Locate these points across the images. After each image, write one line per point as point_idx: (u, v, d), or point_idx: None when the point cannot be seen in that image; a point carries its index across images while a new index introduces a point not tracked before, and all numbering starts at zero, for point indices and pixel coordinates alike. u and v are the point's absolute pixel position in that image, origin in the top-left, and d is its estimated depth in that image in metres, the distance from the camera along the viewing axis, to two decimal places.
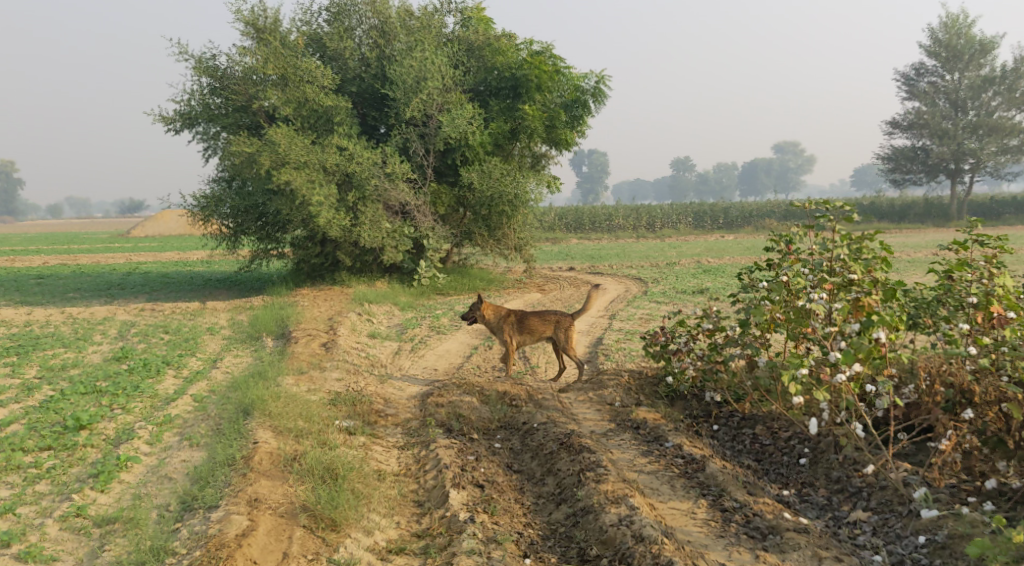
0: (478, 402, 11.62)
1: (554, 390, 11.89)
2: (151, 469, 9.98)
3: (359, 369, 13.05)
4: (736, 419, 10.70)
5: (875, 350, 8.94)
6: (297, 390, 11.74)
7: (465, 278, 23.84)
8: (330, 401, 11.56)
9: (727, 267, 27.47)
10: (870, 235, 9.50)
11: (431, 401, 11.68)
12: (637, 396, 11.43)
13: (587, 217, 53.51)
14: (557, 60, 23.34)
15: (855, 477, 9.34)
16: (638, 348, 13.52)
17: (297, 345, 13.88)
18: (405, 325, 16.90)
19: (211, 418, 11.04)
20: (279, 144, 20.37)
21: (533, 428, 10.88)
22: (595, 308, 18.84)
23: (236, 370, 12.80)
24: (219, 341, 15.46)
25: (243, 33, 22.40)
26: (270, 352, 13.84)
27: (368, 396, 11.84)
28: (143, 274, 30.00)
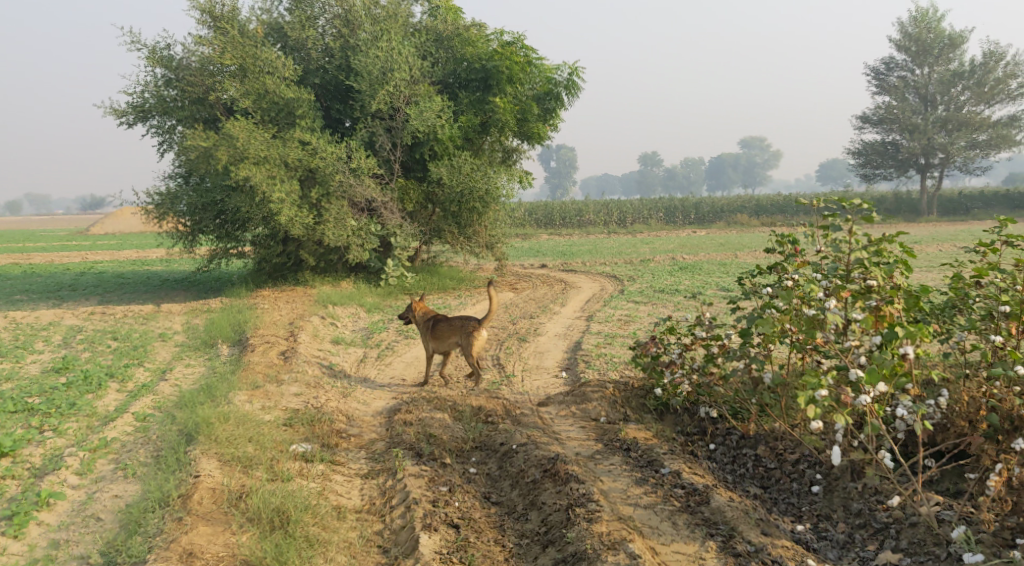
0: (451, 419, 10.81)
1: (533, 404, 11.18)
2: (76, 508, 9.14)
3: (321, 381, 12.15)
4: (734, 438, 9.90)
5: (900, 366, 8.31)
6: (250, 409, 10.81)
7: (434, 277, 22.90)
8: (286, 421, 10.66)
9: (703, 264, 26.78)
10: (890, 238, 8.90)
11: (398, 418, 10.86)
12: (623, 410, 10.67)
13: (558, 212, 52.71)
14: (529, 51, 22.45)
15: (879, 511, 8.65)
16: (620, 355, 12.73)
17: (253, 353, 12.96)
18: (371, 329, 15.98)
19: (151, 442, 10.16)
20: (236, 138, 19.30)
21: (511, 450, 10.01)
22: (572, 309, 18.02)
23: (186, 384, 11.85)
24: (170, 348, 14.48)
25: (199, 21, 21.30)
26: (223, 361, 12.91)
27: (329, 414, 10.94)
28: (97, 274, 28.75)
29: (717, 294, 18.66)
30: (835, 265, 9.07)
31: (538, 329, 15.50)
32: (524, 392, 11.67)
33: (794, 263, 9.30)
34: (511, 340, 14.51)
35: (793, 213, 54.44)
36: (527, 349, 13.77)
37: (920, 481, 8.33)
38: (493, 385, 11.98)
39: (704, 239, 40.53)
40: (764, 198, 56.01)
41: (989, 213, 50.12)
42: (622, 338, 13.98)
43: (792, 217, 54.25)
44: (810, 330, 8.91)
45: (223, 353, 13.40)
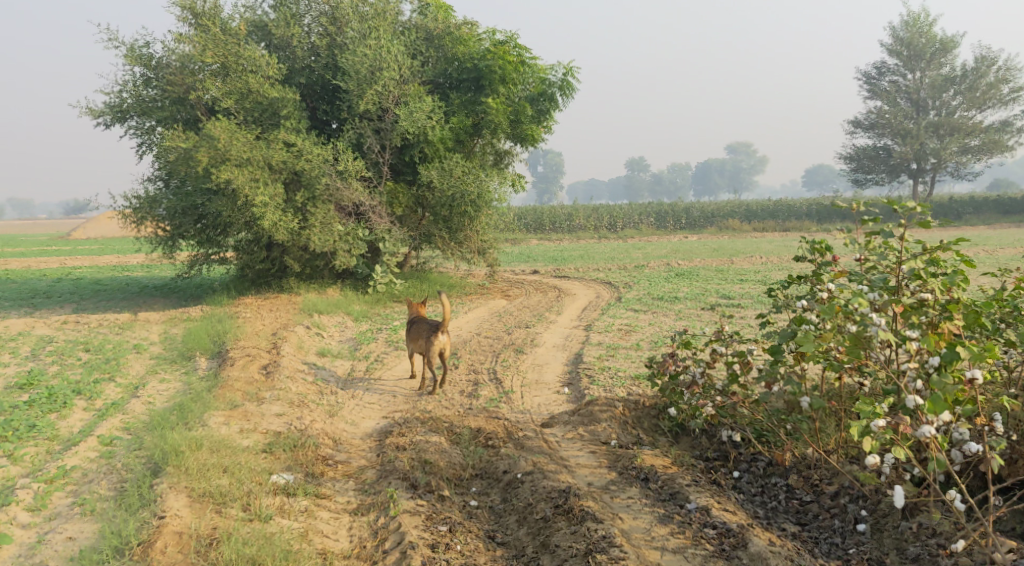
0: (448, 442, 10.08)
1: (535, 426, 10.46)
2: (26, 551, 8.39)
3: (305, 399, 11.35)
4: (762, 466, 9.26)
5: (965, 393, 7.74)
6: (226, 434, 10.03)
7: (424, 284, 22.08)
8: (265, 448, 9.88)
9: (700, 271, 26.04)
10: (946, 246, 8.36)
11: (390, 443, 10.14)
12: (636, 433, 10.02)
13: (548, 217, 51.97)
14: (522, 50, 21.69)
15: (942, 558, 7.91)
16: (626, 368, 11.96)
17: (233, 367, 12.16)
18: (358, 340, 15.16)
19: (115, 471, 9.40)
20: (217, 139, 18.47)
21: (516, 480, 9.32)
22: (570, 318, 17.26)
23: (159, 402, 11.08)
24: (145, 360, 13.66)
25: (180, 18, 20.47)
26: (201, 376, 12.12)
27: (314, 439, 10.17)
28: (74, 280, 27.82)
29: (720, 304, 17.94)
30: (882, 277, 8.44)
31: (536, 339, 14.72)
32: (527, 411, 10.92)
33: (833, 274, 8.69)
34: (508, 352, 13.72)
35: (785, 217, 53.93)
36: (525, 361, 12.98)
37: (990, 522, 7.71)
38: (491, 403, 11.18)
39: (696, 244, 39.97)
40: (755, 203, 55.49)
41: (981, 219, 49.78)
42: (626, 350, 13.21)
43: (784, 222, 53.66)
44: (856, 348, 8.23)
45: (201, 367, 12.61)
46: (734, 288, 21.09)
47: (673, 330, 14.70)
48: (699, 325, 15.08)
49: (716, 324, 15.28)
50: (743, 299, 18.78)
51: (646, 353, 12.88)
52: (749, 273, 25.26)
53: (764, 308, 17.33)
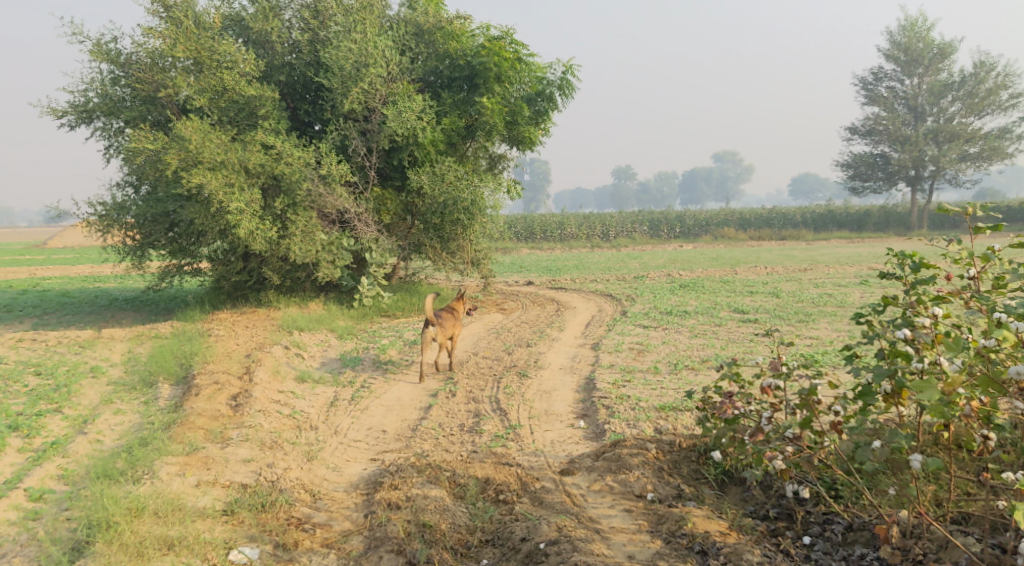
0: (450, 496, 9.10)
1: (555, 473, 9.42)
2: None
3: (279, 439, 10.30)
4: (839, 531, 8.32)
5: None
6: (180, 490, 9.14)
7: (414, 297, 20.60)
8: (225, 508, 8.98)
9: (704, 282, 24.62)
10: None
11: (380, 496, 9.12)
12: (675, 484, 9.03)
13: (539, 225, 50.61)
14: (518, 46, 20.25)
15: None
16: (647, 397, 10.70)
17: (197, 401, 10.92)
18: (341, 361, 13.70)
19: (36, 543, 8.59)
20: (188, 139, 17.01)
21: (538, 552, 8.24)
22: (573, 335, 15.85)
23: (104, 442, 10.17)
24: (102, 385, 12.17)
25: (150, 11, 19.02)
26: (163, 409, 10.89)
27: (285, 493, 9.24)
28: (41, 291, 26.15)
29: (736, 322, 16.56)
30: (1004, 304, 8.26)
31: (539, 360, 13.29)
32: (547, 452, 9.80)
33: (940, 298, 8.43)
34: (511, 376, 12.24)
35: (780, 226, 52.84)
36: (532, 387, 11.59)
37: None
38: (495, 442, 10.03)
39: (693, 254, 38.60)
40: (749, 211, 54.35)
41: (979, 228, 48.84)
42: (642, 373, 11.80)
43: (781, 230, 52.38)
44: (989, 390, 7.93)
45: (164, 397, 11.31)
46: (746, 302, 19.72)
47: (691, 350, 13.33)
48: (717, 345, 13.73)
49: (736, 344, 13.90)
50: (758, 315, 17.40)
51: (665, 377, 11.51)
52: (757, 285, 23.85)
53: (784, 324, 15.96)
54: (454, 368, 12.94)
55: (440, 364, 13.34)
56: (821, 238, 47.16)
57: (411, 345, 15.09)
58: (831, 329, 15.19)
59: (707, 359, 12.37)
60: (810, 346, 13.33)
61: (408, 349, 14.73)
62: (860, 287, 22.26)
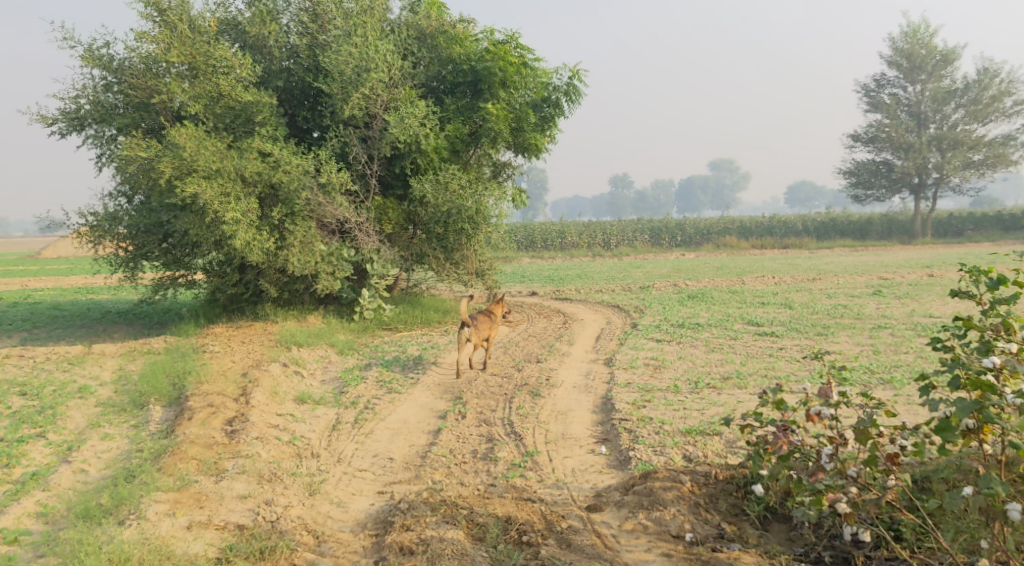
0: (468, 538, 8.61)
1: (583, 511, 9.01)
2: None
3: (278, 470, 9.89)
4: None
5: None
6: (169, 537, 8.71)
7: (416, 309, 19.91)
8: (219, 555, 8.53)
9: (714, 292, 23.95)
10: None
11: (394, 537, 8.62)
12: (718, 523, 8.69)
13: (538, 234, 49.94)
14: (524, 51, 19.67)
15: None
16: (671, 420, 10.32)
17: (191, 431, 10.43)
18: (342, 379, 13.06)
19: None
20: (182, 147, 16.44)
21: None
22: (583, 350, 15.23)
23: (85, 479, 9.72)
24: (90, 406, 11.55)
25: (144, 15, 18.44)
26: (155, 438, 10.36)
27: (287, 537, 8.76)
28: (31, 304, 25.43)
29: (752, 335, 15.94)
30: None
31: (551, 377, 12.67)
32: (567, 483, 9.48)
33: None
34: (522, 395, 11.64)
35: (782, 234, 52.23)
36: (545, 408, 11.03)
37: None
38: (511, 473, 9.66)
39: (697, 262, 37.91)
40: (750, 219, 53.75)
41: (984, 236, 48.30)
42: (661, 393, 11.19)
43: (783, 237, 51.80)
44: None
45: (155, 422, 10.86)
46: (759, 313, 19.09)
47: (709, 367, 12.72)
48: (737, 361, 13.13)
49: (756, 359, 13.30)
50: (774, 327, 16.77)
51: (686, 398, 10.94)
52: (767, 294, 23.23)
53: (802, 337, 15.35)
54: (464, 387, 12.27)
55: (448, 383, 12.72)
56: (824, 246, 46.60)
57: (415, 361, 14.45)
58: (854, 342, 14.59)
59: (728, 377, 11.78)
60: (834, 362, 12.73)
61: (412, 365, 14.10)
62: (875, 297, 21.63)
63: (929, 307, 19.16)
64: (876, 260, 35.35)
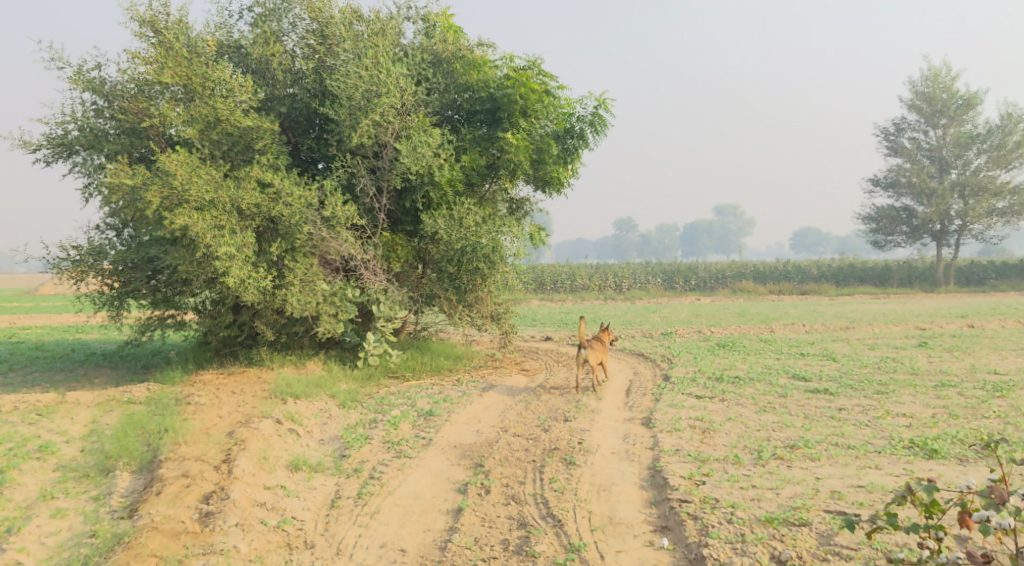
0: None
1: None
2: None
3: None
4: None
5: None
6: None
7: (425, 355, 18.24)
8: None
9: (744, 342, 22.22)
10: None
11: None
12: None
13: (548, 276, 48.32)
14: (547, 77, 18.14)
15: None
16: (744, 504, 8.90)
17: (156, 516, 9.32)
18: (345, 439, 11.51)
19: None
20: (174, 176, 14.98)
21: None
22: (614, 407, 13.53)
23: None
24: (51, 474, 10.17)
25: (138, 35, 17.08)
26: (117, 529, 9.20)
27: None
28: (13, 344, 23.74)
29: (802, 392, 14.22)
30: None
31: (585, 440, 11.03)
32: None
33: None
34: (556, 465, 10.10)
35: (800, 280, 50.64)
36: (584, 483, 9.65)
37: None
38: None
39: (715, 308, 36.13)
40: (763, 263, 52.16)
41: (1010, 284, 46.54)
42: (720, 466, 9.72)
43: (802, 282, 50.15)
44: None
45: (118, 495, 9.81)
46: (801, 366, 17.36)
47: (767, 431, 11.06)
48: (796, 424, 11.47)
49: (818, 422, 11.61)
50: (825, 383, 15.03)
51: (749, 474, 9.46)
52: (802, 344, 21.45)
53: (862, 396, 13.62)
54: (487, 450, 10.75)
55: (466, 443, 11.15)
56: (844, 293, 44.95)
57: (426, 416, 12.81)
58: (922, 403, 12.88)
59: (793, 444, 10.19)
60: (911, 428, 11.07)
61: (425, 422, 12.47)
62: (923, 349, 19.84)
63: (989, 362, 17.38)
64: (902, 308, 33.70)
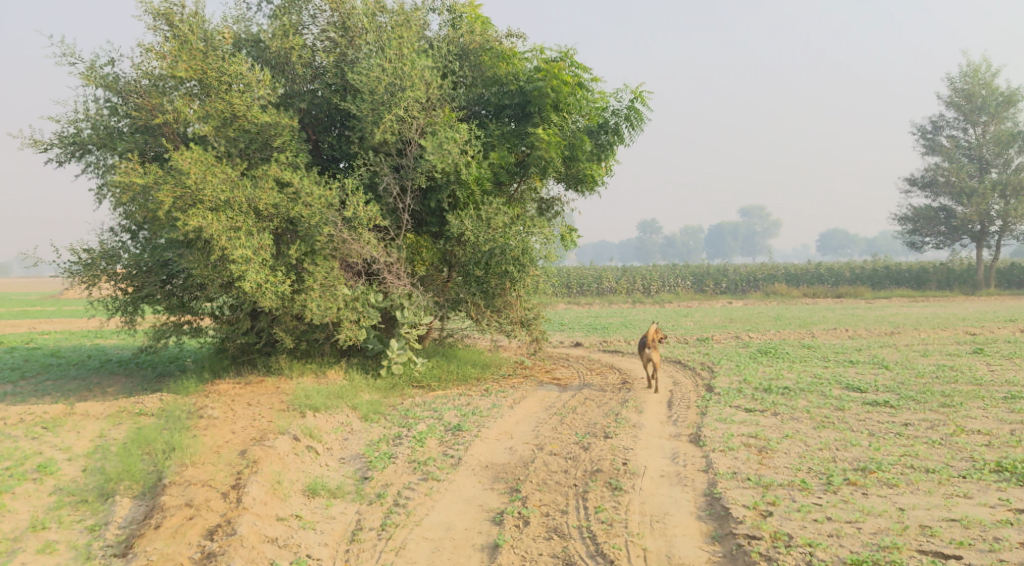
0: None
1: None
2: None
3: None
4: None
5: None
6: None
7: (451, 363, 17.32)
8: None
9: (785, 348, 21.08)
10: None
11: None
12: None
13: (574, 278, 47.27)
14: (579, 69, 17.16)
15: None
16: (822, 542, 8.25)
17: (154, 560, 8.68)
18: (367, 458, 10.74)
19: None
20: (187, 174, 14.16)
21: None
22: (657, 422, 12.53)
23: None
24: (46, 506, 9.53)
25: (152, 27, 16.28)
26: None
27: None
28: (30, 350, 23.05)
29: (859, 404, 13.14)
30: None
31: (629, 461, 10.12)
32: None
33: None
34: (602, 489, 9.50)
35: (833, 283, 49.33)
36: (635, 513, 8.99)
37: None
38: None
39: (748, 312, 34.90)
40: (795, 265, 50.87)
41: None
42: (787, 493, 9.11)
43: (836, 285, 48.75)
44: None
45: (115, 525, 9.32)
46: (853, 375, 16.23)
47: (832, 451, 10.08)
48: (863, 441, 10.46)
49: (885, 439, 10.58)
50: (883, 395, 13.93)
51: (821, 504, 8.84)
52: (848, 351, 20.24)
53: (926, 410, 12.56)
54: (522, 472, 10.03)
55: (500, 464, 10.38)
56: (881, 295, 43.61)
57: (455, 431, 11.87)
58: (995, 418, 11.79)
59: (865, 467, 9.49)
60: (992, 448, 10.07)
61: (453, 437, 11.53)
62: (980, 356, 18.62)
63: None
64: (944, 312, 32.29)
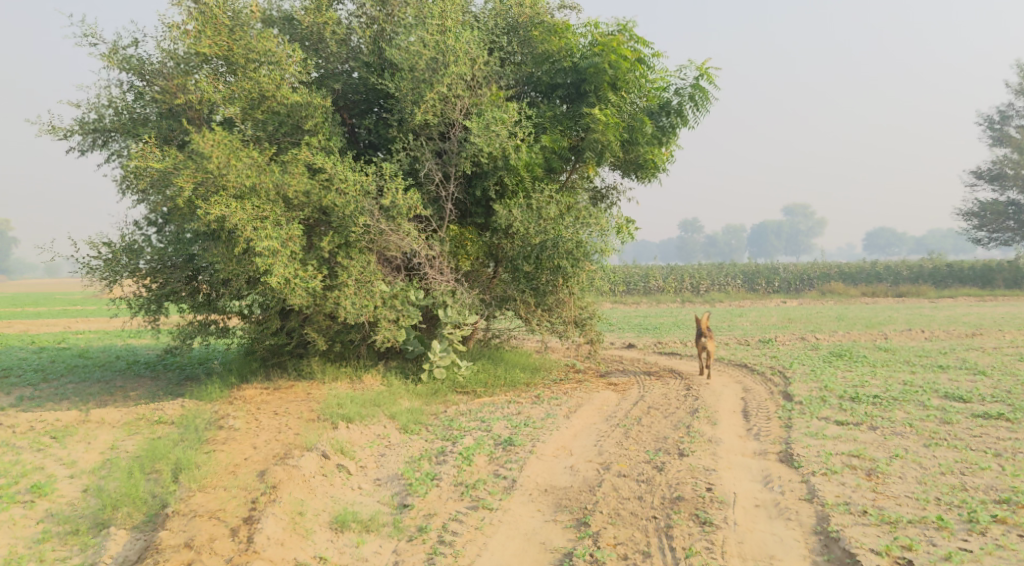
0: None
1: None
2: None
3: None
4: None
5: None
6: None
7: (498, 367, 15.87)
8: None
9: (862, 352, 19.30)
10: None
11: None
12: None
13: (621, 277, 45.60)
14: (639, 44, 15.65)
15: None
16: None
17: None
18: (406, 480, 9.36)
19: None
20: (210, 158, 12.86)
21: None
22: (736, 436, 10.98)
23: None
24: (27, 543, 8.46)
25: (178, 4, 15.09)
26: None
27: None
28: (57, 350, 22.01)
29: (969, 417, 11.49)
30: None
31: (713, 487, 8.84)
32: None
33: None
34: (688, 522, 8.30)
35: (892, 281, 47.18)
36: (733, 557, 7.81)
37: None
38: None
39: (808, 312, 32.96)
40: (852, 263, 48.68)
41: None
42: (921, 535, 7.94)
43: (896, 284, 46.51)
44: None
45: None
46: (949, 383, 14.48)
47: (960, 476, 8.86)
48: (994, 465, 9.09)
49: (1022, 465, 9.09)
50: (993, 405, 12.29)
51: (973, 551, 7.69)
52: (932, 355, 18.38)
53: None
54: (589, 500, 8.77)
55: (562, 488, 9.08)
56: (946, 294, 41.35)
57: (506, 446, 10.39)
58: None
59: (1010, 499, 8.36)
60: None
61: (504, 453, 10.07)
62: None
63: None
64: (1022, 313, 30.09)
